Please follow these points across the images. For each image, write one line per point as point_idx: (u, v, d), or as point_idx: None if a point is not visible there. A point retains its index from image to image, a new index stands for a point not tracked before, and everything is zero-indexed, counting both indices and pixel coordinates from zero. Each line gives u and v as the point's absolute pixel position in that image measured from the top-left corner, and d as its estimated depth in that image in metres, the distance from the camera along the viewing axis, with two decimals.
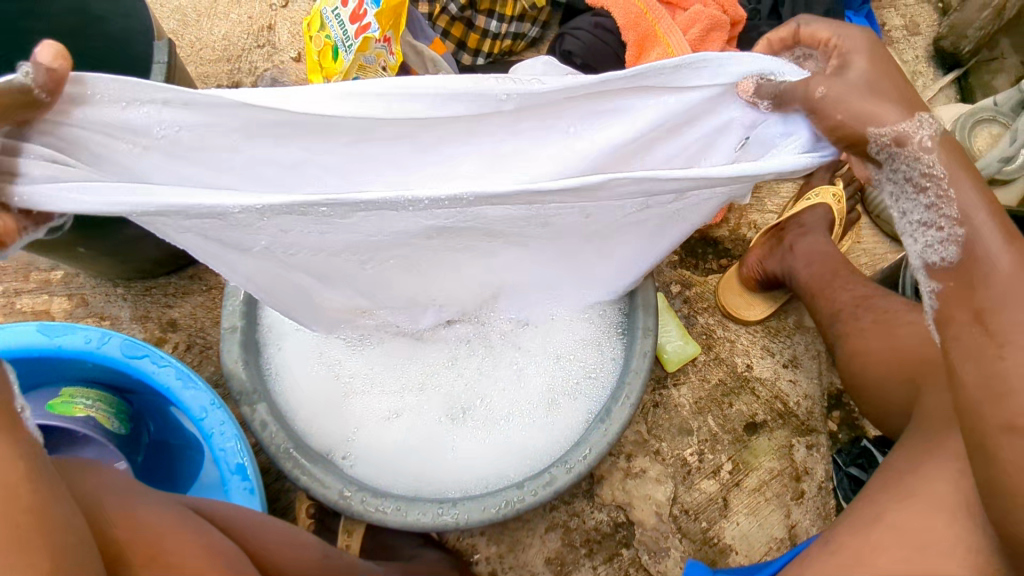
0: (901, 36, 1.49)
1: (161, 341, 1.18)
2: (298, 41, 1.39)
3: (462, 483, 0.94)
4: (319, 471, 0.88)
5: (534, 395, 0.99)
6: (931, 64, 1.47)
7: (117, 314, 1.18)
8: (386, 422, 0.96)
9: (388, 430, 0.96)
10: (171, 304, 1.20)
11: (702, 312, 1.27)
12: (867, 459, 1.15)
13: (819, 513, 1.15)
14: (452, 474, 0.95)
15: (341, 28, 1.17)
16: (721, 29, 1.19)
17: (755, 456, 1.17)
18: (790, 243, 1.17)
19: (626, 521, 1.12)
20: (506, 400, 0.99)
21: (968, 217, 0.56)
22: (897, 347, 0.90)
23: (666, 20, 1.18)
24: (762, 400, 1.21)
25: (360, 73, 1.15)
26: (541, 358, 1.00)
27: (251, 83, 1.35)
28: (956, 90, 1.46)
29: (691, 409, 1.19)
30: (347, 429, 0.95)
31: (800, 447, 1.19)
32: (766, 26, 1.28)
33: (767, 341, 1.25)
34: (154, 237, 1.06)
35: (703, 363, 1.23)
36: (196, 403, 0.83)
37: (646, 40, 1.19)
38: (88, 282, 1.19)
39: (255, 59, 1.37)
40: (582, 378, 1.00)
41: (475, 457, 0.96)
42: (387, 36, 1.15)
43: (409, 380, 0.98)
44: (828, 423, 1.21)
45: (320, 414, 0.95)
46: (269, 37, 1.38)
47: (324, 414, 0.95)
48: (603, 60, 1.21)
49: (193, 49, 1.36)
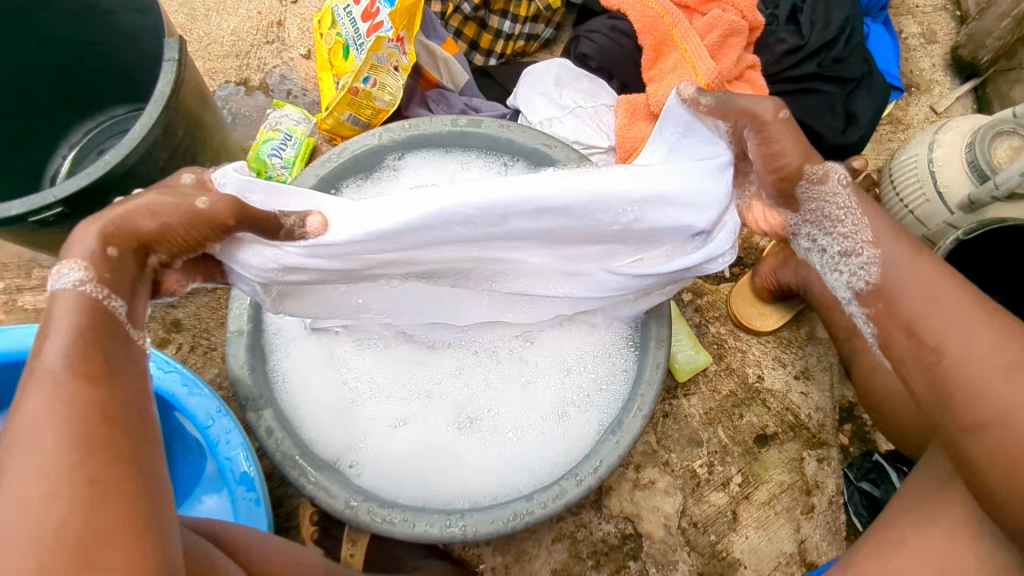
0: (918, 44, 1.46)
1: (164, 341, 1.16)
2: (308, 38, 1.37)
3: (472, 494, 0.92)
4: (325, 480, 0.86)
5: (545, 406, 0.97)
6: (947, 73, 1.45)
7: None
8: (396, 430, 0.94)
9: (395, 439, 0.94)
10: (175, 304, 1.18)
11: (713, 321, 1.25)
12: (879, 474, 1.12)
13: (830, 528, 1.13)
14: (461, 485, 0.93)
15: (352, 26, 1.16)
16: (738, 35, 1.15)
17: (765, 468, 1.16)
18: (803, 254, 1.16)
19: (633, 533, 1.10)
20: (515, 411, 0.96)
21: None
22: None
23: (683, 24, 1.14)
24: (773, 412, 1.20)
25: (371, 73, 1.14)
26: (553, 370, 0.98)
27: (259, 80, 1.32)
28: (973, 100, 1.44)
29: (700, 420, 1.18)
30: (350, 437, 0.93)
31: (811, 460, 1.18)
32: (783, 32, 1.27)
33: (779, 352, 1.24)
34: None
35: (714, 373, 1.21)
36: (202, 410, 0.81)
37: (663, 45, 1.16)
38: None
39: (264, 55, 1.34)
40: (593, 391, 0.98)
41: (484, 468, 0.94)
42: (400, 35, 1.13)
43: (415, 391, 0.96)
44: (839, 437, 1.20)
45: (326, 422, 0.93)
46: (279, 33, 1.36)
47: (330, 422, 0.93)
48: (618, 63, 1.19)
49: (202, 44, 1.33)
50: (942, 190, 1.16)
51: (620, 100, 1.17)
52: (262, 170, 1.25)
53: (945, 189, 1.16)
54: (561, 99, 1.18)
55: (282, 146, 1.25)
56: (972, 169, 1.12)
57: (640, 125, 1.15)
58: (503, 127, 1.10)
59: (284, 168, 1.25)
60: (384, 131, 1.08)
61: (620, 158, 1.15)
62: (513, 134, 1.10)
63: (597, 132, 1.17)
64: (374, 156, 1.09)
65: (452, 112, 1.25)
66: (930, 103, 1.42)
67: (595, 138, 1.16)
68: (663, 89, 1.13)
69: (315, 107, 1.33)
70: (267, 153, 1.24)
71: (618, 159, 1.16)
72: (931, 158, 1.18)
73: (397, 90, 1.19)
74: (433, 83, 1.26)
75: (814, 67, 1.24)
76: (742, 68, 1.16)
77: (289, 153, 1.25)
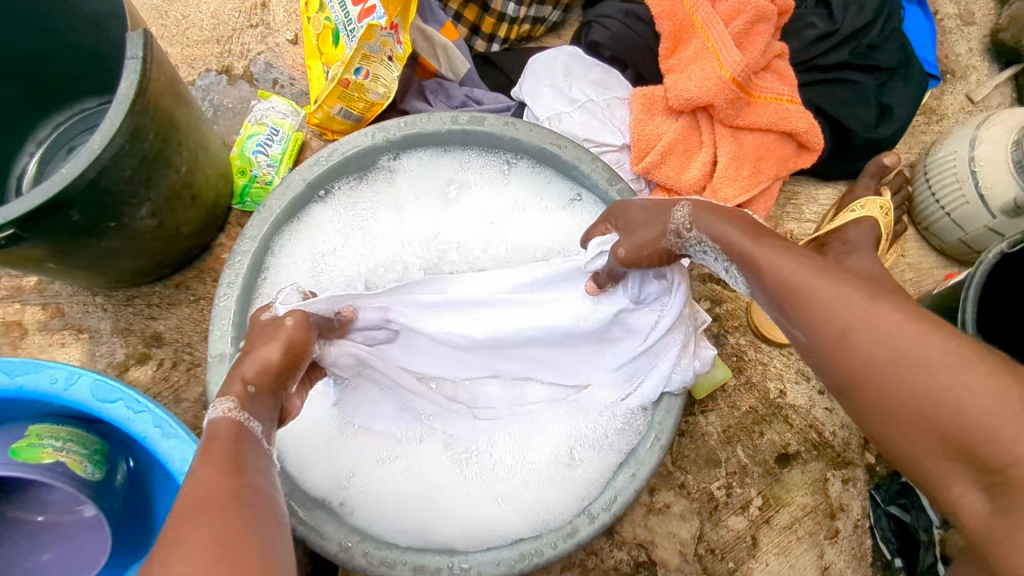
0: (954, 26, 1.35)
1: (145, 357, 1.08)
2: (295, 21, 1.25)
3: (477, 532, 0.87)
4: (317, 520, 0.80)
5: (553, 438, 0.92)
6: (986, 58, 1.34)
7: (96, 327, 1.08)
8: (392, 463, 0.89)
9: (390, 473, 0.88)
10: (156, 316, 1.09)
11: (733, 332, 1.17)
12: (910, 499, 1.06)
13: (854, 554, 1.08)
14: (462, 522, 0.87)
15: (341, 9, 1.05)
16: (767, 21, 1.03)
17: (787, 490, 1.10)
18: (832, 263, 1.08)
19: (647, 561, 1.04)
20: (522, 443, 0.92)
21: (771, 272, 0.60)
22: None
23: (706, 7, 1.03)
24: (796, 429, 1.13)
25: (364, 63, 1.04)
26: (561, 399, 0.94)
27: (242, 68, 1.21)
28: (1012, 88, 1.33)
29: (719, 439, 1.11)
30: (344, 471, 0.87)
31: (836, 481, 1.11)
32: (813, 16, 1.16)
33: (803, 365, 1.16)
34: (136, 248, 0.94)
35: (733, 388, 1.14)
36: (178, 454, 0.73)
37: (683, 32, 1.06)
38: (64, 291, 1.09)
39: (247, 40, 1.23)
40: (603, 423, 0.92)
41: (488, 503, 0.88)
42: (394, 23, 1.03)
43: (410, 424, 0.91)
44: (866, 455, 1.13)
45: (318, 458, 0.87)
46: (263, 16, 1.24)
47: (322, 457, 0.87)
48: (634, 52, 1.09)
49: (179, 28, 1.22)
50: (984, 191, 1.07)
51: (636, 92, 1.07)
52: (246, 168, 1.15)
53: (987, 192, 1.07)
54: (570, 91, 1.07)
55: (268, 142, 1.15)
56: (1019, 169, 1.03)
57: (658, 121, 1.05)
58: (508, 124, 1.00)
59: (270, 167, 1.15)
60: (377, 130, 0.97)
61: (634, 157, 1.06)
62: (518, 132, 1.00)
63: (609, 127, 1.07)
64: (366, 157, 0.99)
65: (451, 105, 1.15)
66: (966, 92, 1.31)
67: (608, 135, 1.07)
68: (684, 81, 1.02)
69: (304, 98, 1.22)
70: (251, 149, 1.15)
71: (632, 158, 1.06)
72: (972, 155, 1.09)
73: (392, 82, 1.09)
74: (432, 72, 1.16)
75: (846, 55, 1.14)
76: (770, 57, 1.05)
77: (276, 150, 1.15)
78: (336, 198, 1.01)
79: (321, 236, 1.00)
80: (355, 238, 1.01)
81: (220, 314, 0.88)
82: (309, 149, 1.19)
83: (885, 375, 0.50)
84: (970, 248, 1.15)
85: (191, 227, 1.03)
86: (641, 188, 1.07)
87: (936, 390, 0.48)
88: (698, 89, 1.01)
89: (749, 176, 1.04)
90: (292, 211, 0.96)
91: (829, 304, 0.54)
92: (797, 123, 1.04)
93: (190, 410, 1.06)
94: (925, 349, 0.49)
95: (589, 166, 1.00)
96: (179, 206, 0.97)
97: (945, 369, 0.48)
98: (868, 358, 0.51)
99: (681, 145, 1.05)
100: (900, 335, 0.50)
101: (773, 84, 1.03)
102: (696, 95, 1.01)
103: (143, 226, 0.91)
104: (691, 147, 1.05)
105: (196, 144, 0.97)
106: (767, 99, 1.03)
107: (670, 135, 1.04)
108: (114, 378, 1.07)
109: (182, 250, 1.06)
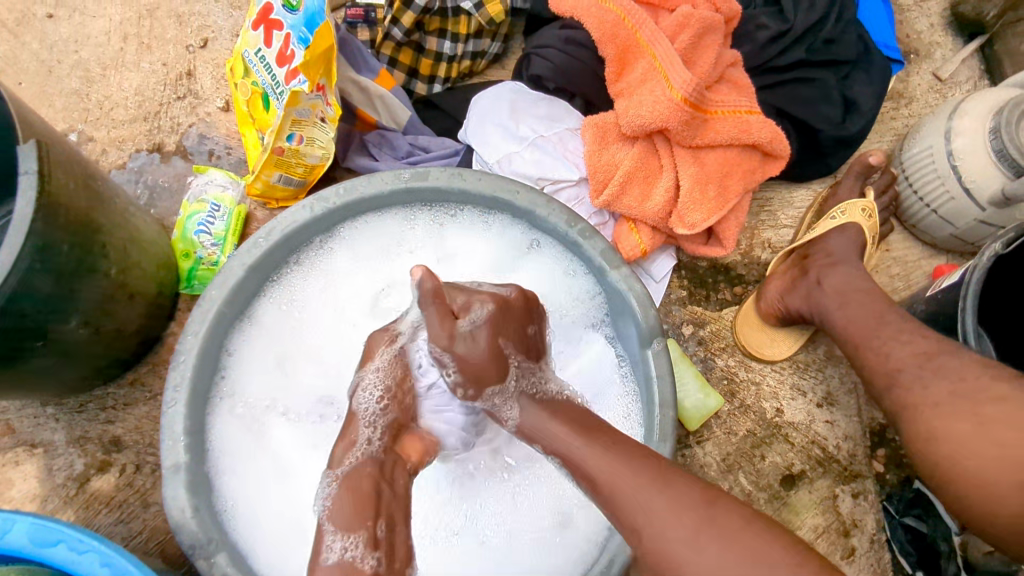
0: (913, 3, 1.29)
1: (105, 464, 1.01)
2: (224, 87, 1.19)
3: None
4: None
5: (538, 515, 0.89)
6: (949, 32, 1.28)
7: (50, 440, 1.01)
8: None
9: None
10: (112, 419, 1.03)
11: (720, 354, 1.10)
12: (924, 508, 1.00)
13: (874, 571, 1.02)
14: None
15: (267, 73, 1.00)
16: (714, 32, 0.98)
17: (796, 514, 1.04)
18: (816, 276, 0.97)
19: None
20: (507, 520, 0.89)
21: (558, 443, 0.71)
22: (973, 409, 0.69)
23: (649, 24, 0.98)
24: (798, 448, 1.07)
25: (295, 129, 0.98)
26: None
27: (175, 143, 1.16)
28: (980, 60, 1.27)
29: (719, 468, 1.05)
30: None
31: (846, 497, 1.05)
32: (763, 16, 1.11)
33: (797, 378, 1.10)
34: (73, 361, 0.88)
35: (728, 413, 1.08)
36: None
37: (628, 52, 1.00)
38: (12, 405, 1.02)
39: (177, 113, 1.17)
40: None
41: None
42: (320, 84, 0.98)
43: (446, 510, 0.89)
44: (874, 465, 1.07)
45: None
46: (190, 86, 1.19)
47: None
48: (578, 81, 1.04)
49: (103, 111, 1.16)
50: (968, 184, 1.02)
51: (586, 121, 0.99)
52: (190, 251, 1.08)
53: (972, 185, 1.01)
54: (519, 129, 1.02)
55: (209, 220, 1.08)
56: (1000, 159, 0.98)
57: (612, 151, 0.99)
58: (454, 175, 0.92)
59: (214, 246, 1.08)
60: (315, 202, 0.90)
61: (594, 190, 1.00)
62: (466, 182, 0.92)
63: (564, 163, 1.01)
64: (307, 230, 0.92)
65: (397, 156, 1.09)
66: (933, 70, 1.25)
67: (564, 170, 1.01)
68: (635, 106, 0.97)
69: (243, 166, 1.16)
70: (193, 230, 1.08)
71: (590, 192, 1.01)
72: (950, 149, 1.03)
73: (329, 143, 1.04)
74: (372, 124, 1.11)
75: (803, 53, 1.08)
76: (722, 68, 1.00)
77: (218, 227, 1.08)
78: (278, 289, 0.95)
79: (255, 328, 0.94)
80: (281, 315, 0.96)
81: (169, 424, 0.81)
82: (255, 221, 1.14)
83: (624, 497, 0.63)
84: (964, 241, 1.10)
85: (135, 325, 0.96)
86: (605, 220, 1.02)
87: (703, 548, 0.56)
88: (650, 114, 0.96)
89: (715, 196, 0.99)
90: (236, 298, 0.89)
91: (562, 447, 0.70)
92: (759, 134, 0.98)
93: (159, 515, 1.00)
94: (762, 549, 0.55)
95: (545, 210, 0.92)
96: (116, 307, 0.91)
97: (689, 516, 0.58)
98: (598, 467, 0.66)
99: (641, 173, 0.99)
100: (616, 453, 0.66)
101: (729, 97, 0.99)
102: (649, 120, 0.95)
103: (75, 337, 0.85)
104: (651, 172, 1.00)
105: (127, 240, 0.91)
106: (724, 113, 0.98)
107: (627, 164, 0.98)
108: (75, 491, 0.99)
109: (131, 349, 0.99)
